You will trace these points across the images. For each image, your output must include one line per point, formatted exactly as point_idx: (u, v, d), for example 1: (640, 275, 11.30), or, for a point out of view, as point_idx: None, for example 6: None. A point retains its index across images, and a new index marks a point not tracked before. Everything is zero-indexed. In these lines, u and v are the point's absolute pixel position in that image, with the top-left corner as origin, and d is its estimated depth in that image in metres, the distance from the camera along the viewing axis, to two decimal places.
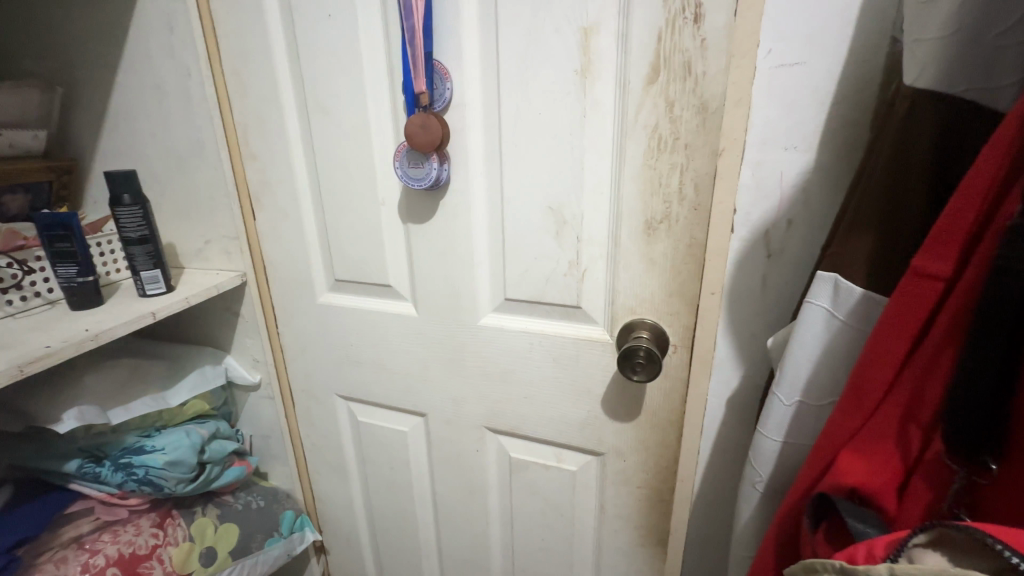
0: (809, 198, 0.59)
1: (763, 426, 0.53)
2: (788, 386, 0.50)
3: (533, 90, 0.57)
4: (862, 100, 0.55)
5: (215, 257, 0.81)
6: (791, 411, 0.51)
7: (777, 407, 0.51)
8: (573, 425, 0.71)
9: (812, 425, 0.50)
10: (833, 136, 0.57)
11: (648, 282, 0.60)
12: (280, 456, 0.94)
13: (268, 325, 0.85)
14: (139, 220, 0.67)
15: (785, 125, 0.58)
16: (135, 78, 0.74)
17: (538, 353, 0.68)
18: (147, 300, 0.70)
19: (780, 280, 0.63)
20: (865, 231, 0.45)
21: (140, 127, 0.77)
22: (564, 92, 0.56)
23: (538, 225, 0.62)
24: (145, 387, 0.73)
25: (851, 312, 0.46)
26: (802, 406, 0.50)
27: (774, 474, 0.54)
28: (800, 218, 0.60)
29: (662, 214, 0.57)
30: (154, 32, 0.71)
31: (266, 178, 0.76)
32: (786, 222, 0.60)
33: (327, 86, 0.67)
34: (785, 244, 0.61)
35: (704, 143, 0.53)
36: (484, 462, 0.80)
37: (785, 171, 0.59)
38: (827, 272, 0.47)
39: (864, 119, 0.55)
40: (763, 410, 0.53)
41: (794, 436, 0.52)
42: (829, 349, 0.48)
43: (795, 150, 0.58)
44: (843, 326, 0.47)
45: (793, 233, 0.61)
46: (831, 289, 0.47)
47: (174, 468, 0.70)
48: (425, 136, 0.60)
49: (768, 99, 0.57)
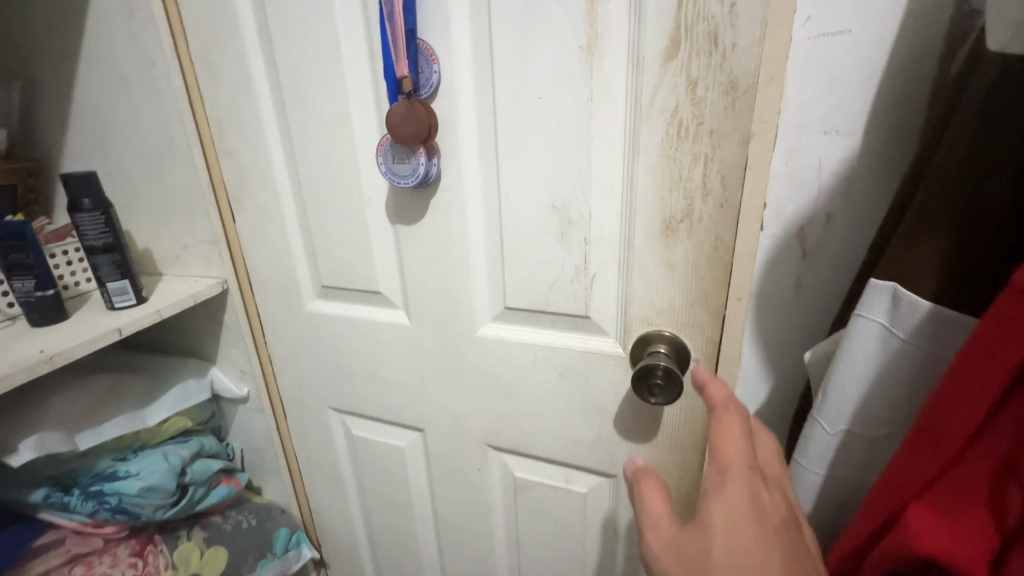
0: (852, 190, 0.52)
1: (805, 455, 0.47)
2: (833, 413, 0.44)
3: (532, 71, 0.50)
4: (916, 72, 0.47)
5: (193, 263, 0.75)
6: (837, 439, 0.44)
7: (822, 430, 0.45)
8: (583, 445, 0.64)
9: (863, 460, 0.44)
10: (881, 117, 0.49)
11: (667, 289, 0.53)
12: (273, 472, 0.89)
13: (255, 335, 0.79)
14: (102, 227, 0.61)
15: (824, 106, 0.50)
16: (97, 69, 0.67)
17: (544, 367, 0.62)
18: (115, 314, 0.64)
19: (818, 282, 0.55)
20: (935, 230, 0.37)
21: (106, 123, 0.70)
22: (567, 74, 0.48)
23: (541, 226, 0.55)
24: (121, 405, 0.68)
25: (915, 331, 0.39)
26: (852, 435, 0.44)
27: (817, 509, 0.47)
28: (841, 212, 0.53)
29: (683, 212, 0.49)
30: (114, 18, 0.64)
31: (245, 176, 0.69)
32: (825, 217, 0.53)
33: (303, 73, 0.60)
34: (823, 243, 0.54)
35: (732, 125, 0.45)
36: (487, 481, 0.74)
37: (823, 161, 0.52)
38: (883, 279, 0.40)
39: (918, 97, 0.47)
40: (804, 435, 0.46)
41: (840, 470, 0.45)
42: (884, 372, 0.41)
43: (836, 135, 0.50)
44: (902, 347, 0.40)
45: (831, 228, 0.53)
46: (889, 300, 0.40)
47: (149, 495, 0.65)
48: (410, 126, 0.53)
49: (806, 76, 0.50)
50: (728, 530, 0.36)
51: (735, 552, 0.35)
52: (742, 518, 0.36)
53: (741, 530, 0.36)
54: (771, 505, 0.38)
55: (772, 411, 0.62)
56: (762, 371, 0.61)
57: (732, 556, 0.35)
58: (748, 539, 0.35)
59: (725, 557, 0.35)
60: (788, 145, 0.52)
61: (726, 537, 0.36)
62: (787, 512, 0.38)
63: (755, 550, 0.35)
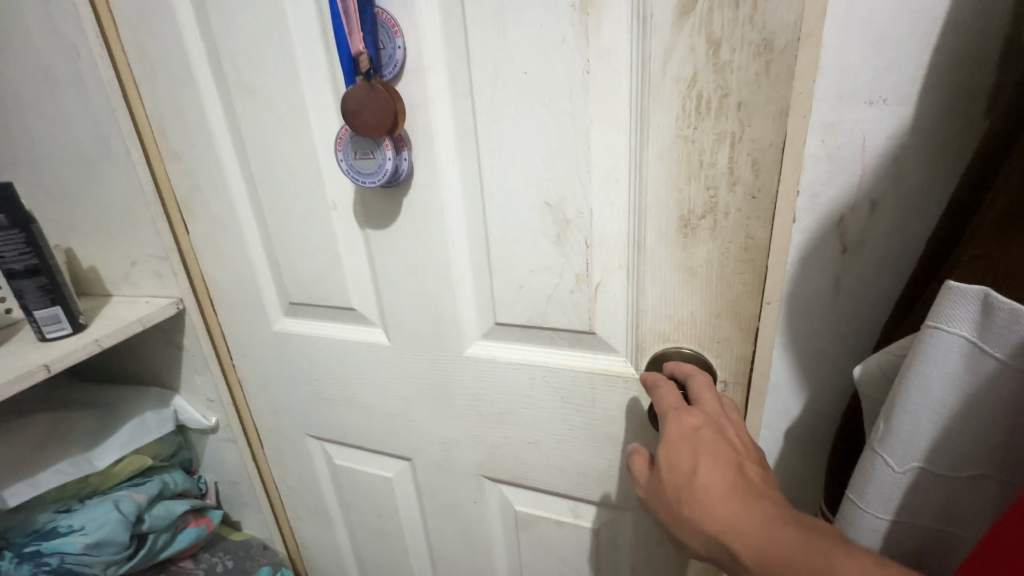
0: (903, 171, 0.42)
1: (861, 495, 0.38)
2: (900, 448, 0.35)
3: (516, 41, 0.40)
4: (993, 17, 0.37)
5: (143, 282, 0.66)
6: (903, 476, 0.36)
7: (887, 465, 0.36)
8: (592, 476, 0.56)
9: (941, 502, 0.35)
10: (940, 80, 0.39)
11: (685, 299, 0.44)
12: (251, 506, 0.81)
13: (221, 358, 0.71)
14: (23, 247, 0.54)
15: (871, 71, 0.41)
16: (15, 65, 0.58)
17: (543, 390, 0.53)
18: (46, 346, 0.57)
19: (861, 281, 0.47)
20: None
21: (32, 127, 0.61)
22: (559, 42, 0.39)
23: (533, 228, 0.46)
24: (62, 451, 0.61)
25: (1015, 351, 0.29)
26: (925, 472, 0.35)
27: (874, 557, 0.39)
28: (888, 198, 0.44)
29: (704, 206, 0.40)
30: (27, 2, 0.54)
31: (195, 181, 0.60)
32: (869, 204, 0.44)
33: (249, 58, 0.51)
34: (868, 234, 0.45)
35: (768, 93, 0.35)
36: (484, 515, 0.65)
37: (867, 139, 0.42)
38: (968, 282, 0.31)
39: (990, 51, 0.38)
40: (862, 469, 0.38)
41: (911, 514, 0.37)
42: (966, 400, 0.32)
43: (883, 105, 0.41)
44: (999, 370, 0.30)
45: (876, 217, 0.44)
46: (976, 313, 0.30)
47: (98, 551, 0.60)
48: (371, 113, 0.44)
49: (849, 35, 0.40)
50: (668, 451, 0.37)
51: (673, 465, 0.36)
52: (670, 434, 0.38)
53: (672, 444, 0.37)
54: (694, 415, 0.39)
55: (808, 429, 0.53)
56: (799, 385, 0.52)
57: (675, 470, 0.36)
58: (683, 448, 0.37)
59: (672, 473, 0.36)
60: (823, 121, 0.43)
61: (668, 457, 0.37)
62: (712, 417, 0.39)
63: (688, 455, 0.36)
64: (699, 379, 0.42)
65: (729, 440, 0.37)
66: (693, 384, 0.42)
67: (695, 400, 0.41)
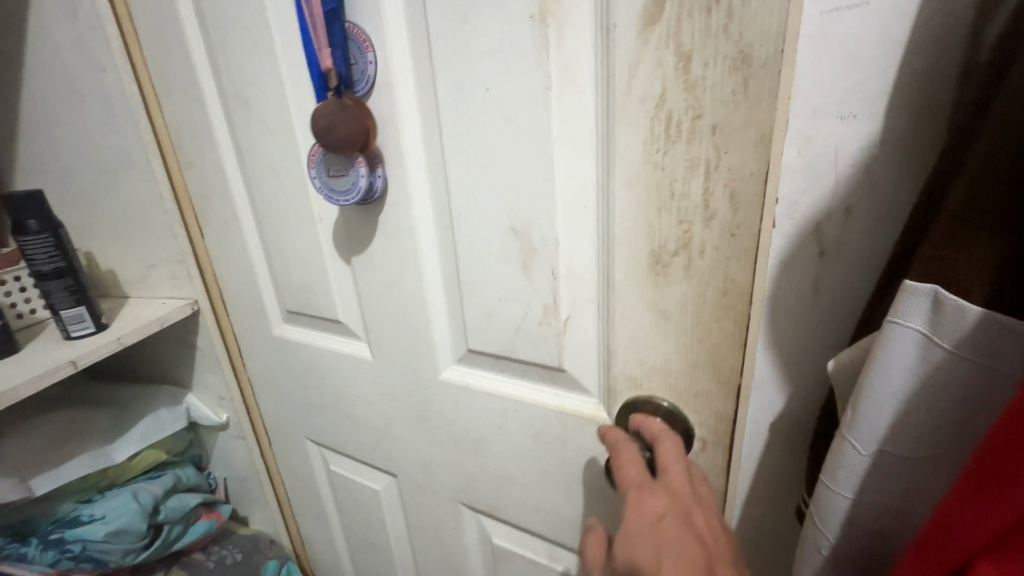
0: (879, 182, 0.33)
1: (821, 500, 0.34)
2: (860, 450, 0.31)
3: (477, 55, 0.38)
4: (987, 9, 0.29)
5: (160, 283, 0.70)
6: (859, 481, 0.32)
7: (845, 470, 0.32)
8: (567, 521, 0.51)
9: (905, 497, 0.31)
10: (920, 68, 0.30)
11: (660, 344, 0.38)
12: (258, 500, 0.84)
13: (233, 357, 0.74)
14: (50, 249, 0.58)
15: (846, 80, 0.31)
16: (48, 80, 0.63)
17: (515, 424, 0.50)
18: (72, 343, 0.61)
19: (828, 317, 0.37)
20: (982, 230, 0.25)
21: (60, 137, 0.66)
22: (519, 56, 0.36)
23: (499, 253, 0.43)
24: (83, 444, 0.66)
25: (968, 342, 0.26)
26: (888, 476, 0.31)
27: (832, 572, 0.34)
28: (866, 208, 0.34)
29: (678, 242, 0.35)
30: (59, 22, 0.59)
31: (206, 190, 0.63)
32: (842, 212, 0.34)
33: (244, 73, 0.52)
34: (846, 251, 0.35)
35: (745, 112, 0.30)
36: (464, 542, 0.63)
37: (840, 153, 0.33)
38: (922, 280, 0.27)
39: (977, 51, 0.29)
40: (824, 473, 0.33)
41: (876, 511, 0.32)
42: (922, 397, 0.28)
43: (855, 120, 0.32)
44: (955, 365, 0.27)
45: (850, 234, 0.35)
46: (926, 304, 0.27)
47: (117, 539, 0.64)
48: (343, 132, 0.43)
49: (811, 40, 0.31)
50: (628, 549, 0.33)
51: (633, 567, 0.32)
52: (630, 525, 0.34)
53: (632, 538, 0.33)
54: (658, 499, 0.34)
55: None
56: None
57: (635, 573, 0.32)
58: (644, 547, 0.32)
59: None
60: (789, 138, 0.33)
61: (628, 556, 0.33)
62: (678, 500, 0.34)
63: (649, 556, 0.32)
64: (665, 444, 0.37)
65: (697, 533, 0.33)
66: (659, 451, 0.37)
67: (661, 471, 0.36)
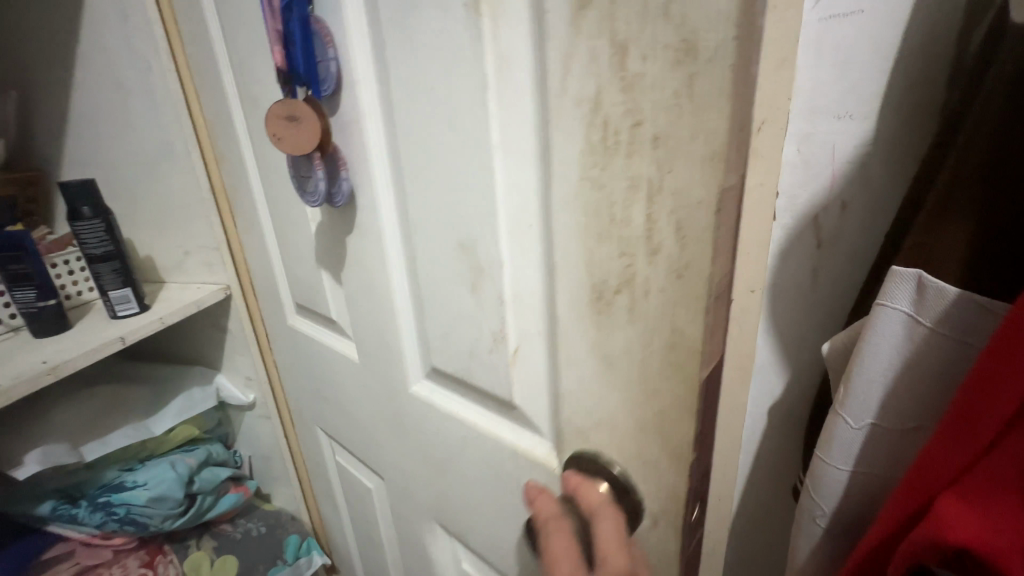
0: (867, 171, 0.36)
1: (818, 470, 0.35)
2: (856, 413, 0.32)
3: (421, 53, 0.34)
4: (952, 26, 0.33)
5: (196, 269, 0.75)
6: (850, 457, 0.33)
7: (838, 443, 0.33)
8: (527, 568, 0.46)
9: (890, 465, 0.32)
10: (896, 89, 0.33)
11: (607, 397, 0.32)
12: (280, 478, 0.88)
13: (260, 341, 0.78)
14: (101, 235, 0.64)
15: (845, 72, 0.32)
16: (93, 78, 0.68)
17: (474, 454, 0.46)
18: (118, 321, 0.67)
19: (822, 298, 0.39)
20: (964, 210, 0.28)
21: (103, 132, 0.71)
22: (456, 52, 0.31)
23: (451, 271, 0.39)
24: (126, 416, 0.72)
25: (945, 318, 0.28)
26: (874, 446, 0.32)
27: (824, 544, 0.36)
28: (858, 201, 0.36)
29: (620, 278, 0.29)
30: (109, 24, 0.63)
31: (233, 183, 0.67)
32: (839, 204, 0.36)
33: (250, 71, 0.53)
34: (841, 235, 0.37)
35: (695, 121, 0.23)
36: (440, 561, 0.60)
37: (842, 148, 0.34)
38: (908, 260, 0.29)
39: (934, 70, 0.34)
40: (818, 448, 0.34)
41: (867, 472, 0.33)
42: (909, 366, 0.30)
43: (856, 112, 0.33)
44: (933, 337, 0.29)
45: (845, 224, 0.37)
46: (912, 281, 0.29)
47: (158, 504, 0.71)
48: (297, 134, 0.43)
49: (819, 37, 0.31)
50: None
51: None
52: None
53: None
54: None
55: None
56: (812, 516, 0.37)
57: None
58: None
59: None
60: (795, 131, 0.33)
61: None
62: None
63: None
64: (605, 532, 0.31)
65: None
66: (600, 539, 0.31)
67: (599, 563, 0.30)
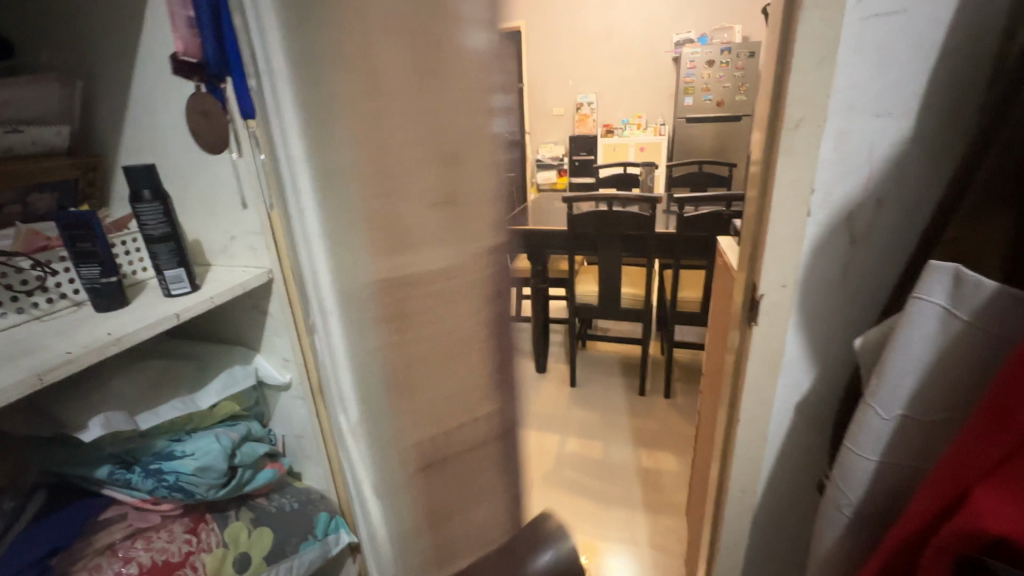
0: (905, 175, 0.46)
1: (847, 460, 0.41)
2: (887, 400, 0.38)
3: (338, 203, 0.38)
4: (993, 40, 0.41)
5: (240, 253, 0.80)
6: (880, 445, 0.40)
7: (870, 432, 0.39)
8: None
9: (919, 447, 0.38)
10: (927, 118, 0.44)
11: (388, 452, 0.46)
12: (311, 457, 0.92)
13: (298, 324, 0.82)
14: (160, 217, 0.69)
15: (878, 87, 0.44)
16: (153, 69, 0.72)
17: None
18: (171, 299, 0.71)
19: (850, 292, 0.51)
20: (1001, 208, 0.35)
21: (161, 119, 0.75)
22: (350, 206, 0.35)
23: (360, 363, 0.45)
24: (176, 390, 0.77)
25: (980, 314, 0.34)
26: (902, 436, 0.39)
27: (851, 531, 0.43)
28: (894, 202, 0.47)
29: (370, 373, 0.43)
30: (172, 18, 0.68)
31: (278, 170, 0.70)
32: (876, 203, 0.47)
33: None
34: (875, 228, 0.48)
35: (382, 200, 0.32)
36: None
37: (875, 151, 0.46)
38: (944, 261, 0.35)
39: (956, 103, 0.44)
40: (850, 438, 0.41)
41: (898, 455, 0.39)
42: (941, 362, 0.36)
43: (888, 118, 0.45)
44: (965, 331, 0.35)
45: (879, 222, 0.48)
46: (949, 281, 0.35)
47: (204, 474, 0.74)
48: None
49: (854, 58, 0.43)
50: None
51: None
52: None
53: None
54: None
55: None
56: (858, 473, 0.41)
57: None
58: None
59: None
60: (833, 130, 0.46)
61: None
62: None
63: None
64: None
65: None
66: None
67: None
